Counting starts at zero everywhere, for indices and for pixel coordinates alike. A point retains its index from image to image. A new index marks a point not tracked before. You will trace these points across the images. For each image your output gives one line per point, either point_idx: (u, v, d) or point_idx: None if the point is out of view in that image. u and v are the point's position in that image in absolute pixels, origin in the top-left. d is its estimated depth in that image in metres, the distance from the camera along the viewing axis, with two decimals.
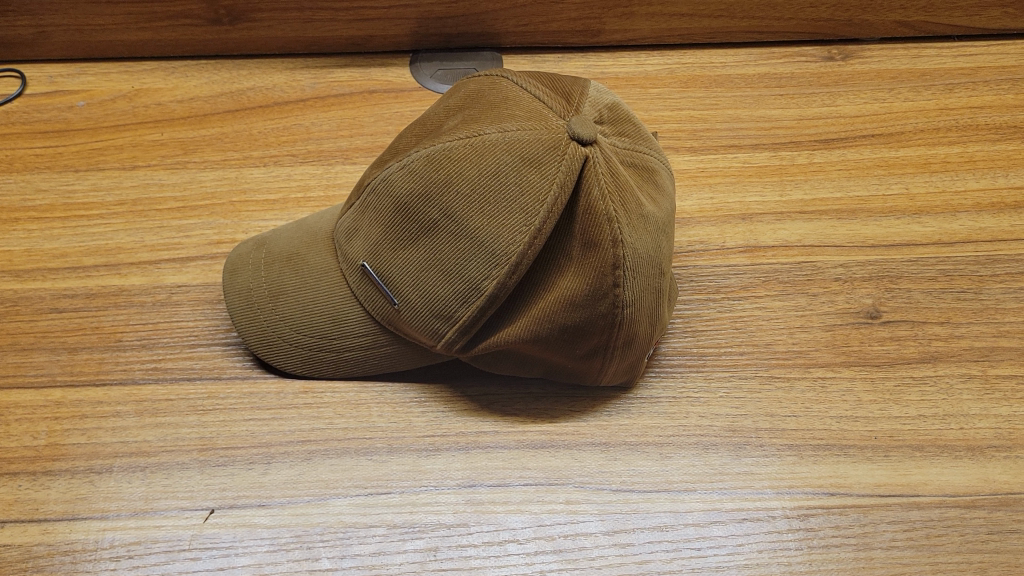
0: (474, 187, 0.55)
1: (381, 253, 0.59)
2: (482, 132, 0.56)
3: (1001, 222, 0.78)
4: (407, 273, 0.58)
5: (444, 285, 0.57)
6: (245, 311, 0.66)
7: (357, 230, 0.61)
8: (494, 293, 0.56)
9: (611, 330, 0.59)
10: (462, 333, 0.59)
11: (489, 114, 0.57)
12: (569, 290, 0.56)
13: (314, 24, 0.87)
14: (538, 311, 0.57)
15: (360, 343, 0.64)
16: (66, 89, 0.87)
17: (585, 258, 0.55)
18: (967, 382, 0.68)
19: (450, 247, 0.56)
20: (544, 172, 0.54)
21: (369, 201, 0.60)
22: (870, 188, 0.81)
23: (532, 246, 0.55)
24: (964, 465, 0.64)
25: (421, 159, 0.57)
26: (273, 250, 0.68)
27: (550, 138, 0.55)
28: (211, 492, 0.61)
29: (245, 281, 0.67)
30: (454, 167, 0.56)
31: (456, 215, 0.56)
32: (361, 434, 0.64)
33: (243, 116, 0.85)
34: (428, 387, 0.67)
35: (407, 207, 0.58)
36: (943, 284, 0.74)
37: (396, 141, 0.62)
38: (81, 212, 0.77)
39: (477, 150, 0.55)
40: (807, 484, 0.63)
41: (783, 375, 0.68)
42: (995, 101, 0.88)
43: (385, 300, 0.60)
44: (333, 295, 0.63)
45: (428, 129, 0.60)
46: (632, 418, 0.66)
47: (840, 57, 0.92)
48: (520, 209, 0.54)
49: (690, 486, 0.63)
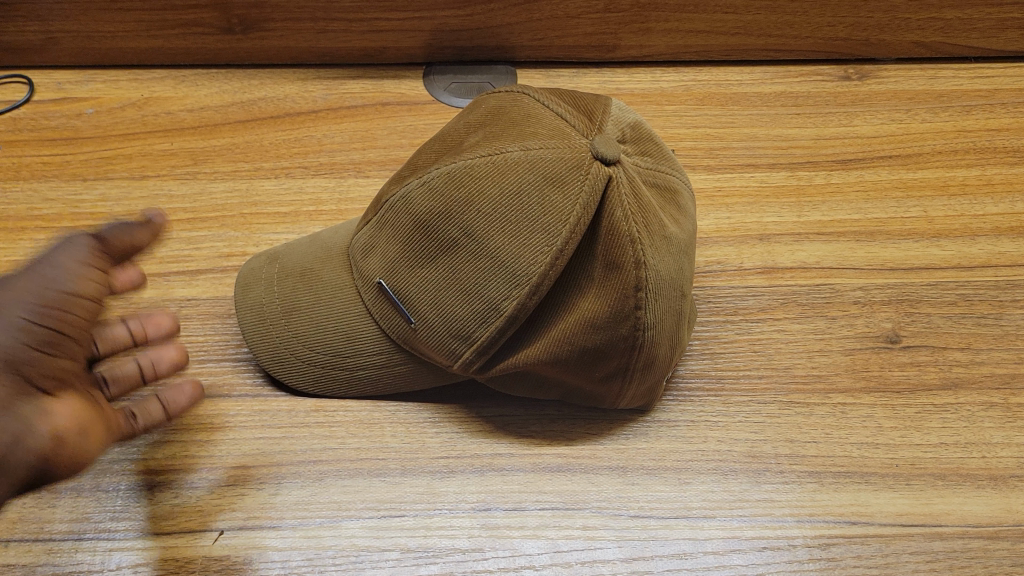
0: (496, 206, 0.54)
1: (398, 270, 0.58)
2: (505, 150, 0.55)
3: (1020, 247, 0.77)
4: (426, 292, 0.57)
5: (463, 305, 0.56)
6: (258, 327, 0.65)
7: (374, 247, 0.60)
8: (514, 313, 0.55)
9: (632, 353, 0.57)
10: (480, 354, 0.57)
11: (511, 132, 0.56)
12: (590, 313, 0.55)
13: (327, 35, 0.86)
14: (559, 334, 0.56)
15: (375, 361, 0.62)
16: (75, 96, 0.85)
17: (607, 281, 0.54)
18: (989, 410, 0.67)
19: (471, 266, 0.55)
20: (568, 192, 0.53)
21: (387, 218, 0.59)
22: (888, 210, 0.80)
23: (554, 267, 0.53)
24: (987, 495, 0.63)
25: (442, 177, 0.56)
26: (287, 265, 0.66)
27: (573, 158, 0.54)
28: (221, 513, 0.60)
29: (257, 297, 0.66)
30: (476, 184, 0.54)
31: (477, 234, 0.54)
32: (374, 455, 0.63)
33: (255, 127, 0.83)
34: (442, 407, 0.66)
35: (427, 225, 0.56)
36: (963, 309, 0.73)
37: (414, 157, 0.61)
38: (89, 222, 0.75)
39: (500, 168, 0.54)
40: (828, 512, 0.62)
41: (802, 401, 0.67)
42: (1012, 124, 0.87)
43: (401, 318, 0.59)
44: (348, 312, 0.62)
45: (447, 146, 0.59)
46: (650, 441, 0.65)
47: (856, 76, 0.92)
48: (543, 229, 0.53)
49: (710, 513, 0.62)
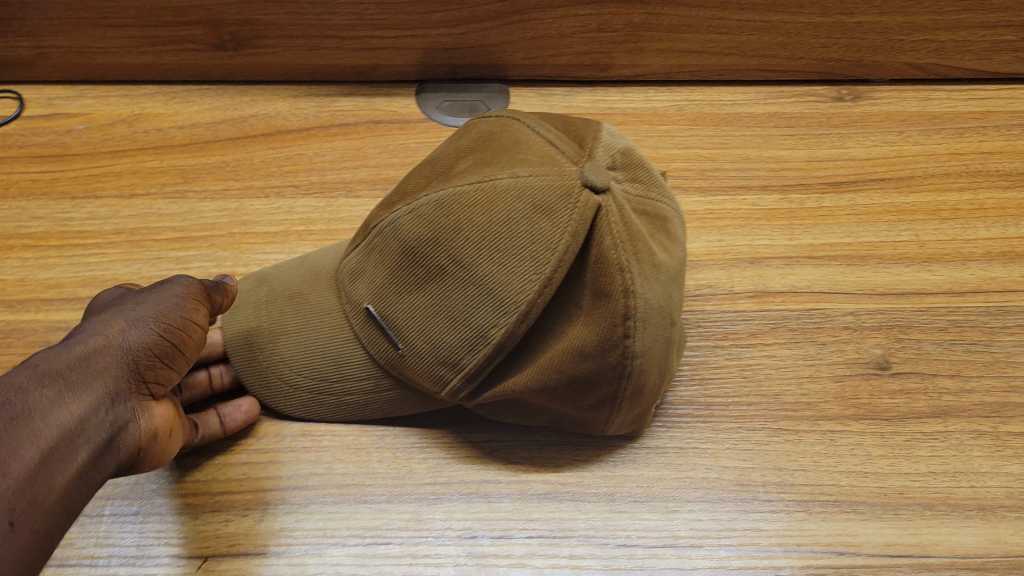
0: (484, 234, 0.54)
1: (387, 297, 0.58)
2: (494, 178, 0.54)
3: (1012, 272, 0.77)
4: (414, 318, 0.57)
5: (450, 332, 0.55)
6: (246, 351, 0.65)
7: (362, 272, 0.60)
8: (501, 342, 0.54)
9: (620, 379, 0.57)
10: (467, 381, 0.57)
11: (501, 159, 0.55)
12: (578, 340, 0.55)
13: (320, 52, 0.85)
14: (547, 362, 0.55)
15: (362, 387, 0.62)
16: (66, 112, 0.86)
17: (596, 309, 0.54)
18: (978, 438, 0.67)
19: (459, 294, 0.55)
20: (556, 221, 0.52)
21: (375, 243, 0.59)
22: (879, 234, 0.80)
23: (542, 296, 0.53)
24: (976, 525, 0.62)
25: (431, 203, 0.56)
26: (274, 287, 0.66)
27: (562, 185, 0.53)
28: (205, 539, 0.60)
29: (244, 320, 0.65)
30: (464, 212, 0.54)
31: (465, 262, 0.54)
32: (361, 481, 0.63)
33: (245, 144, 0.83)
34: (429, 432, 0.66)
35: (416, 252, 0.56)
36: (953, 335, 0.73)
37: (405, 181, 0.61)
38: (77, 240, 0.75)
39: (488, 196, 0.54)
40: (816, 542, 0.61)
41: (791, 428, 0.67)
42: (1005, 146, 0.87)
43: (388, 344, 0.58)
44: (334, 336, 0.61)
45: (437, 171, 0.59)
46: (638, 468, 0.65)
47: (850, 97, 0.92)
48: (531, 258, 0.52)
49: (697, 542, 0.61)
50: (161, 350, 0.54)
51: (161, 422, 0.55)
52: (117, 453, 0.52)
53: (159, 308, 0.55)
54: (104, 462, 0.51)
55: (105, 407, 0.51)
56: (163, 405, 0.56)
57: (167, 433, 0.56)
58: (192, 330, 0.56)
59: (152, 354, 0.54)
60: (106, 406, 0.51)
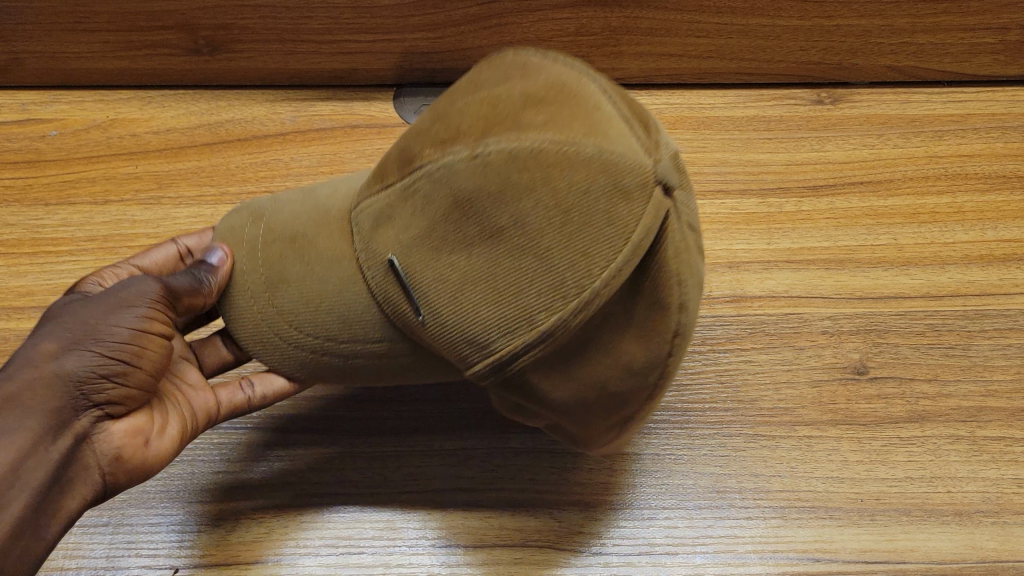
0: (559, 202, 0.42)
1: (419, 253, 0.45)
2: (576, 142, 0.42)
3: (990, 276, 0.77)
4: (446, 284, 0.45)
5: (490, 307, 0.44)
6: (240, 300, 0.55)
7: (392, 219, 0.47)
8: (549, 334, 0.43)
9: (645, 402, 0.49)
10: (494, 371, 0.45)
11: (583, 121, 0.43)
12: (628, 358, 0.45)
13: (296, 57, 0.85)
14: (589, 372, 0.46)
15: (371, 350, 0.51)
16: (40, 117, 0.85)
17: (653, 322, 0.45)
18: (955, 443, 0.67)
19: (508, 262, 0.43)
20: (632, 208, 0.43)
21: (417, 187, 0.46)
22: (858, 237, 0.79)
23: (606, 293, 0.43)
24: (952, 531, 0.62)
25: (497, 150, 0.42)
26: (274, 226, 0.55)
27: (639, 167, 0.43)
28: (176, 551, 0.60)
29: (239, 264, 0.55)
30: (540, 169, 0.42)
31: (527, 228, 0.42)
32: (334, 489, 0.63)
33: (221, 150, 0.83)
34: (404, 441, 0.65)
35: (468, 203, 0.43)
36: (931, 339, 0.72)
37: (450, 114, 0.47)
38: (51, 248, 0.75)
39: (570, 159, 0.42)
40: (792, 549, 0.61)
41: (768, 434, 0.67)
42: (984, 149, 0.87)
43: (410, 309, 0.47)
44: (348, 298, 0.50)
45: (499, 114, 0.44)
46: (615, 475, 0.64)
47: (830, 100, 0.91)
48: (607, 244, 0.42)
49: (673, 549, 0.61)
50: (106, 370, 0.52)
51: (126, 441, 0.54)
52: (78, 480, 0.52)
53: (99, 322, 0.52)
54: (65, 493, 0.51)
55: (46, 445, 0.50)
56: (129, 421, 0.55)
57: (145, 446, 0.55)
58: (144, 341, 0.53)
59: (95, 375, 0.51)
60: (47, 443, 0.50)
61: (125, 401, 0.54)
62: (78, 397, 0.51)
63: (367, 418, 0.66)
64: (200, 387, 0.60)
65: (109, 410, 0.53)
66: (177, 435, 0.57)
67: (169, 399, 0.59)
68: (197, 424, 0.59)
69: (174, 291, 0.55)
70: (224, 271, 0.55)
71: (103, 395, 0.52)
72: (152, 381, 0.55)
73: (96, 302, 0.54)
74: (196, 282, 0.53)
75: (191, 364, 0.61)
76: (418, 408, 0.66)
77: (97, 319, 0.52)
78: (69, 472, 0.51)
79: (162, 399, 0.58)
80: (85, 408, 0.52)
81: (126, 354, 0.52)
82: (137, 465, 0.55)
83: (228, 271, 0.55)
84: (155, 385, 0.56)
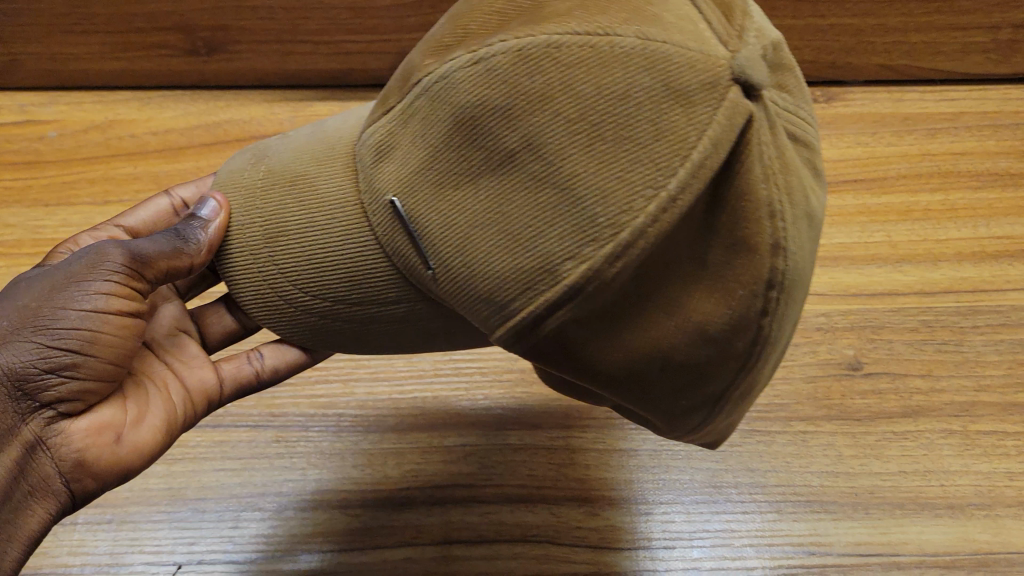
0: (584, 112, 0.34)
1: (422, 189, 0.39)
2: (612, 33, 0.35)
3: (982, 272, 0.77)
4: (455, 228, 0.38)
5: (506, 256, 0.37)
6: (240, 259, 0.48)
7: (393, 149, 0.41)
8: (577, 287, 0.36)
9: (733, 384, 0.40)
10: (519, 337, 0.38)
11: (626, 8, 0.36)
12: (704, 316, 0.37)
13: (294, 57, 0.86)
14: (649, 338, 0.38)
15: (389, 310, 0.44)
16: (39, 119, 0.86)
17: (733, 271, 0.37)
18: (948, 437, 0.67)
19: (524, 196, 0.36)
20: (693, 115, 0.35)
21: (418, 106, 0.39)
22: (851, 235, 0.80)
23: (653, 230, 0.35)
24: (945, 524, 0.63)
25: (506, 53, 0.36)
26: (274, 167, 0.48)
27: (707, 65, 0.35)
28: (180, 547, 0.61)
29: (237, 218, 0.48)
30: (560, 71, 0.35)
31: (544, 150, 0.35)
32: (335, 485, 0.64)
33: (219, 150, 0.83)
34: (404, 437, 0.66)
35: (474, 124, 0.36)
36: (924, 335, 0.73)
37: (460, 17, 0.41)
38: (50, 247, 0.75)
39: (600, 57, 0.34)
40: (787, 542, 0.62)
41: (763, 430, 0.68)
42: (977, 146, 0.87)
43: (419, 259, 0.40)
44: (355, 247, 0.44)
45: (517, 11, 0.38)
46: (612, 471, 0.65)
47: (823, 99, 0.92)
48: (652, 164, 0.34)
49: (669, 543, 0.62)
50: (52, 364, 0.45)
51: (89, 441, 0.48)
52: (35, 492, 0.46)
53: (41, 307, 0.46)
54: (18, 509, 0.45)
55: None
56: (91, 418, 0.48)
57: (116, 442, 0.49)
58: (98, 324, 0.46)
59: (37, 371, 0.45)
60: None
61: (82, 395, 0.48)
62: (21, 398, 0.46)
63: (369, 418, 0.68)
64: (199, 363, 0.56)
65: (64, 408, 0.47)
66: (158, 424, 0.52)
67: (154, 381, 0.54)
68: (193, 405, 0.55)
69: (146, 256, 0.47)
70: (218, 226, 0.47)
71: (51, 392, 0.46)
72: (115, 367, 0.49)
73: (45, 280, 0.47)
74: (182, 243, 0.47)
75: (193, 337, 0.58)
76: (419, 408, 0.68)
77: (39, 302, 0.46)
78: (21, 485, 0.45)
79: (140, 384, 0.53)
80: (33, 408, 0.46)
81: (73, 343, 0.45)
82: (106, 466, 0.48)
83: (223, 225, 0.48)
84: (121, 371, 0.50)
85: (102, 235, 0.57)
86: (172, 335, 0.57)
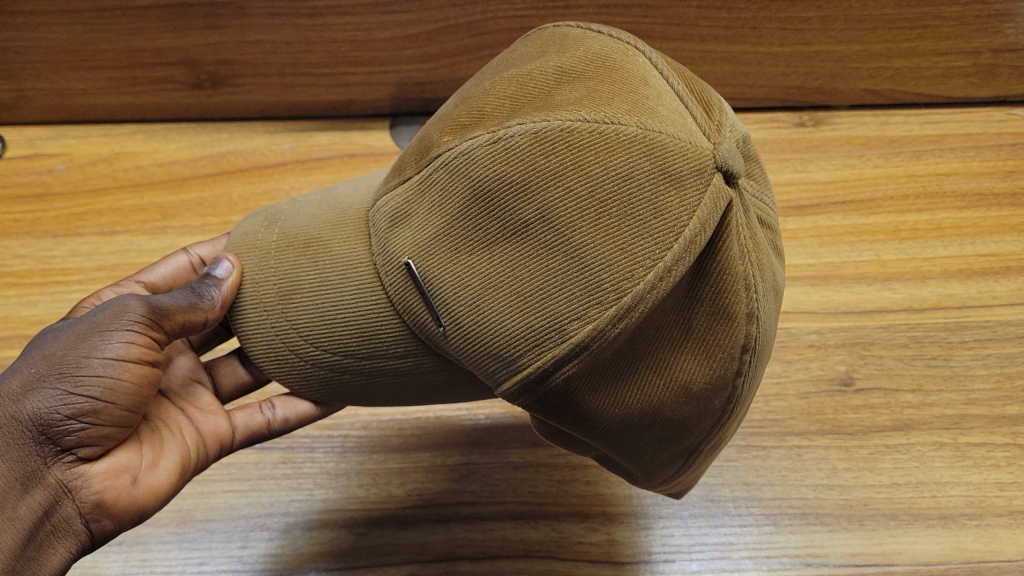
0: (594, 190, 0.38)
1: (437, 255, 0.41)
2: (616, 120, 0.39)
3: (969, 289, 0.79)
4: (468, 289, 0.40)
5: (517, 316, 0.39)
6: (254, 313, 0.50)
7: (409, 216, 0.43)
8: (583, 346, 0.39)
9: (708, 431, 0.46)
10: (524, 391, 0.41)
11: (625, 100, 0.40)
12: (689, 376, 0.42)
13: (295, 89, 0.88)
14: (641, 394, 0.42)
15: (394, 367, 0.47)
16: (48, 153, 0.89)
17: (714, 336, 0.42)
18: (938, 450, 0.69)
19: (536, 264, 0.39)
20: (684, 198, 0.39)
21: (435, 179, 0.41)
22: (842, 254, 0.82)
23: (651, 298, 0.38)
24: (937, 533, 0.64)
25: (523, 132, 0.39)
26: (288, 231, 0.50)
27: (695, 155, 0.40)
28: (189, 567, 0.62)
29: (249, 274, 0.51)
30: (571, 152, 0.38)
31: (557, 221, 0.38)
32: (340, 506, 0.65)
33: (223, 181, 0.86)
34: (407, 456, 0.68)
35: (491, 196, 0.39)
36: (914, 351, 0.75)
37: (473, 99, 0.43)
38: (60, 277, 0.78)
39: (608, 142, 0.38)
40: (784, 554, 0.63)
41: (759, 445, 0.70)
42: (962, 167, 0.90)
43: (431, 319, 0.42)
44: (365, 306, 0.46)
45: (528, 96, 0.41)
46: (613, 486, 0.66)
47: (811, 123, 0.95)
48: (653, 240, 0.38)
49: (670, 557, 0.63)
50: (73, 410, 0.46)
51: (107, 484, 0.49)
52: (57, 531, 0.47)
53: (66, 355, 0.47)
54: (41, 548, 0.46)
55: (12, 498, 0.45)
56: (109, 461, 0.49)
57: (131, 485, 0.50)
58: (119, 370, 0.48)
59: (59, 417, 0.46)
60: (14, 497, 0.45)
61: (100, 440, 0.48)
62: (44, 443, 0.46)
63: (373, 438, 0.69)
64: (213, 410, 0.58)
65: (84, 453, 0.48)
66: (171, 468, 0.53)
67: (169, 427, 0.55)
68: (206, 449, 0.56)
69: (163, 307, 0.50)
70: (230, 284, 0.50)
71: (72, 437, 0.47)
72: (131, 413, 0.50)
73: (67, 332, 0.49)
74: (196, 298, 0.50)
75: (206, 387, 0.60)
76: (423, 428, 0.70)
77: (65, 351, 0.47)
78: (44, 525, 0.46)
79: (154, 430, 0.54)
80: (55, 453, 0.47)
81: (94, 389, 0.47)
82: (123, 507, 0.49)
83: (235, 283, 0.51)
84: (137, 417, 0.51)
85: (123, 290, 0.60)
86: (187, 385, 0.59)
